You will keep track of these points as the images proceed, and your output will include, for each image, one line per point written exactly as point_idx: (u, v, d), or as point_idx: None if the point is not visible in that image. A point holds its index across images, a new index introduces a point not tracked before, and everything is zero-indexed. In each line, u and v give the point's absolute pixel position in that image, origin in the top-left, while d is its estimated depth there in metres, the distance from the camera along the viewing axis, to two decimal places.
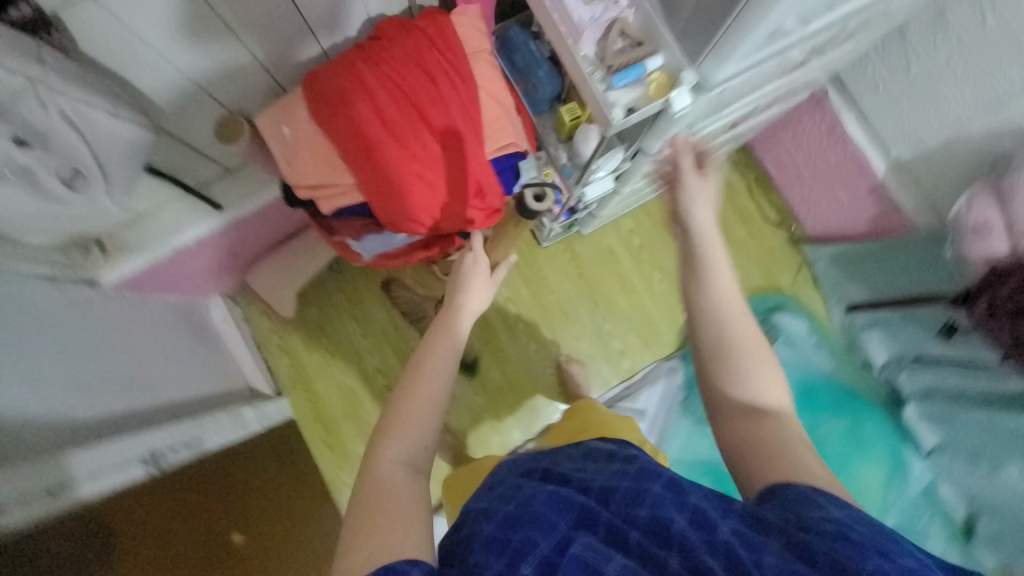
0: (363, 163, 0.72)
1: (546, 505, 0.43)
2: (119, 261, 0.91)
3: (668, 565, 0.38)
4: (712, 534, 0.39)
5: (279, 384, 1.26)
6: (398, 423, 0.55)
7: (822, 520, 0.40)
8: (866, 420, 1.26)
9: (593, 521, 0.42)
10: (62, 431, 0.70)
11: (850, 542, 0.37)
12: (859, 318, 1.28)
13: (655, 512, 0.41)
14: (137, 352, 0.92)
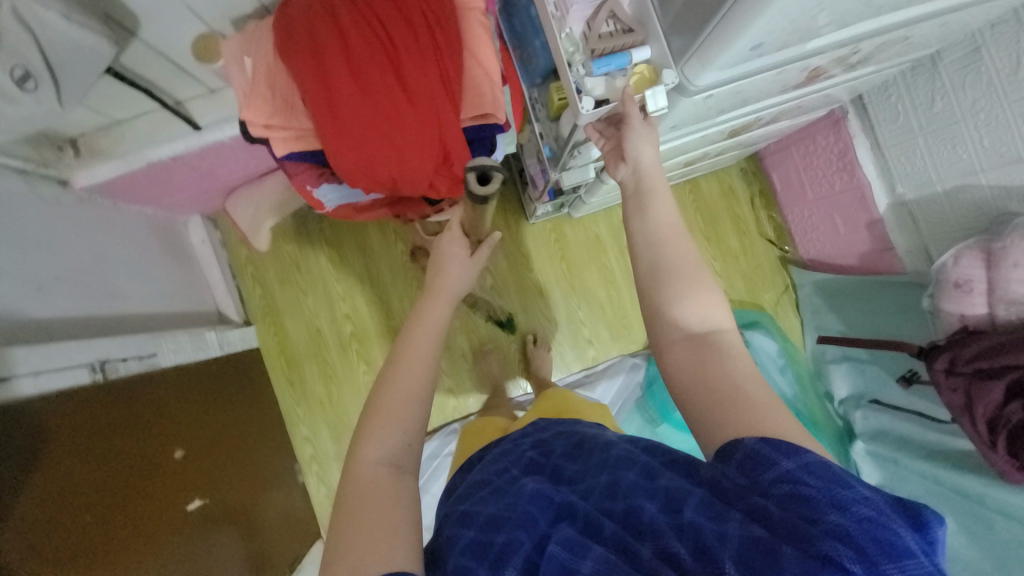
0: (325, 108, 0.69)
1: (533, 505, 0.47)
2: (95, 165, 0.90)
3: (640, 554, 0.39)
4: (679, 517, 0.40)
5: (248, 314, 1.28)
6: (380, 423, 0.53)
7: (778, 483, 0.39)
8: None
9: (570, 517, 0.45)
10: (15, 325, 0.71)
11: (806, 502, 0.37)
12: (831, 350, 1.32)
13: (629, 503, 0.43)
14: (105, 259, 0.92)
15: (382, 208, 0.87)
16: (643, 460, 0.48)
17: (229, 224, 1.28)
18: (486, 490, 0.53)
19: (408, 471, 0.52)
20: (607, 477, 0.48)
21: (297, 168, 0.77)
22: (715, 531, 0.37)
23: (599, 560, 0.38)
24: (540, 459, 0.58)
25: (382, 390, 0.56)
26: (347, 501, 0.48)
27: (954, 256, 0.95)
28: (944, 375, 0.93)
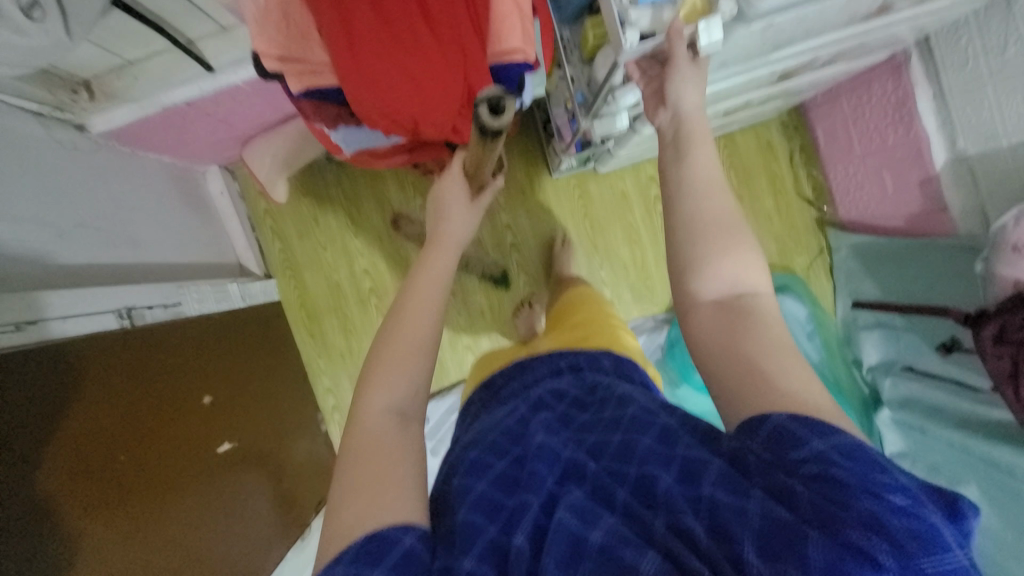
0: (342, 39, 0.64)
1: (540, 462, 0.47)
2: (109, 108, 0.87)
3: (653, 526, 0.39)
4: (696, 489, 0.39)
5: (269, 267, 1.28)
6: (386, 368, 0.52)
7: (803, 462, 0.37)
8: None
9: (578, 477, 0.45)
10: (38, 270, 0.72)
11: (836, 484, 0.35)
12: (863, 316, 1.27)
13: (643, 470, 0.42)
14: (124, 207, 0.92)
15: (403, 154, 0.83)
16: (660, 423, 0.48)
17: (247, 175, 1.27)
18: (495, 437, 0.54)
19: (415, 419, 0.51)
20: (622, 439, 0.47)
21: (315, 108, 0.71)
22: (734, 508, 0.37)
23: (609, 530, 0.38)
24: (548, 402, 0.60)
25: (386, 332, 0.55)
26: (352, 448, 0.47)
27: (1016, 217, 0.89)
28: (991, 344, 0.88)
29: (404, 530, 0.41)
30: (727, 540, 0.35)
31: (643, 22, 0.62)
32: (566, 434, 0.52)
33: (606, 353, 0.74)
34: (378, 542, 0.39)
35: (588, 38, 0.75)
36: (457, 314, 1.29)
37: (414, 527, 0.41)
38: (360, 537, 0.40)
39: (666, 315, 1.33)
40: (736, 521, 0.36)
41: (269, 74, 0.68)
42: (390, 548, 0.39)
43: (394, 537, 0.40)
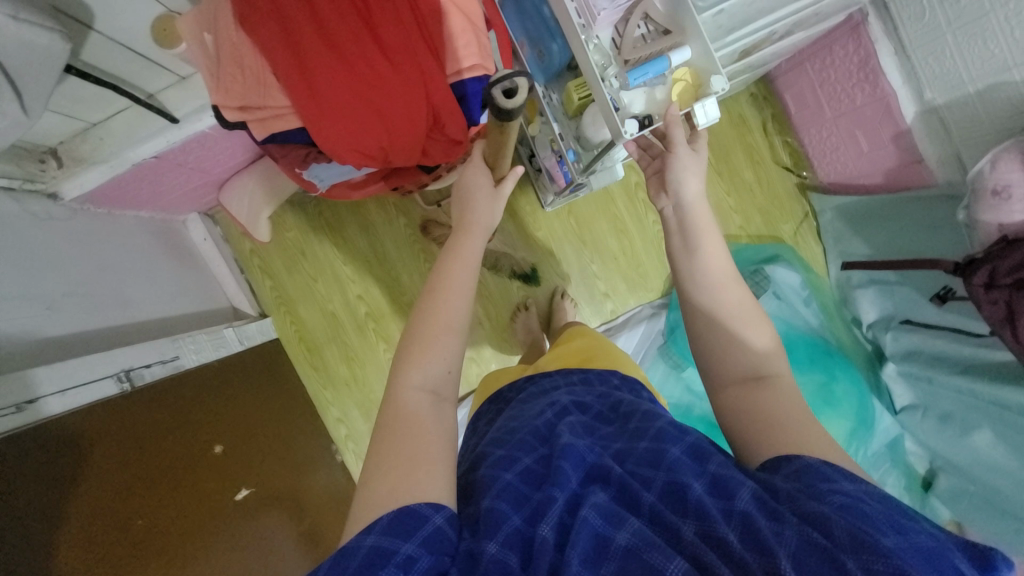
0: (298, 80, 0.64)
1: (567, 461, 0.48)
2: (80, 172, 0.86)
3: (682, 532, 0.41)
4: (731, 504, 0.41)
5: (263, 306, 1.27)
6: (419, 354, 0.59)
7: (832, 492, 0.41)
8: (841, 377, 1.23)
9: (604, 480, 0.47)
10: (28, 345, 0.71)
11: (866, 517, 0.38)
12: (856, 275, 1.27)
13: (672, 476, 0.44)
14: (109, 267, 0.91)
15: (378, 181, 0.83)
16: (688, 438, 0.49)
17: (228, 218, 1.26)
18: (524, 434, 0.57)
19: (446, 398, 0.58)
20: (651, 446, 0.49)
21: (281, 150, 0.72)
22: (772, 531, 0.38)
23: (635, 532, 0.40)
24: (570, 408, 0.62)
25: (413, 332, 0.61)
26: (391, 423, 0.54)
27: (991, 160, 0.89)
28: (983, 290, 0.89)
29: (433, 509, 0.46)
30: (764, 554, 0.37)
31: (636, 102, 0.80)
32: (590, 439, 0.54)
33: (615, 373, 0.78)
34: (409, 516, 0.45)
35: (572, 97, 0.90)
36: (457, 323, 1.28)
37: (443, 507, 0.46)
38: (390, 512, 0.45)
39: (664, 300, 1.34)
40: (772, 538, 0.38)
41: (232, 124, 0.67)
42: (420, 525, 0.44)
43: (424, 514, 0.45)
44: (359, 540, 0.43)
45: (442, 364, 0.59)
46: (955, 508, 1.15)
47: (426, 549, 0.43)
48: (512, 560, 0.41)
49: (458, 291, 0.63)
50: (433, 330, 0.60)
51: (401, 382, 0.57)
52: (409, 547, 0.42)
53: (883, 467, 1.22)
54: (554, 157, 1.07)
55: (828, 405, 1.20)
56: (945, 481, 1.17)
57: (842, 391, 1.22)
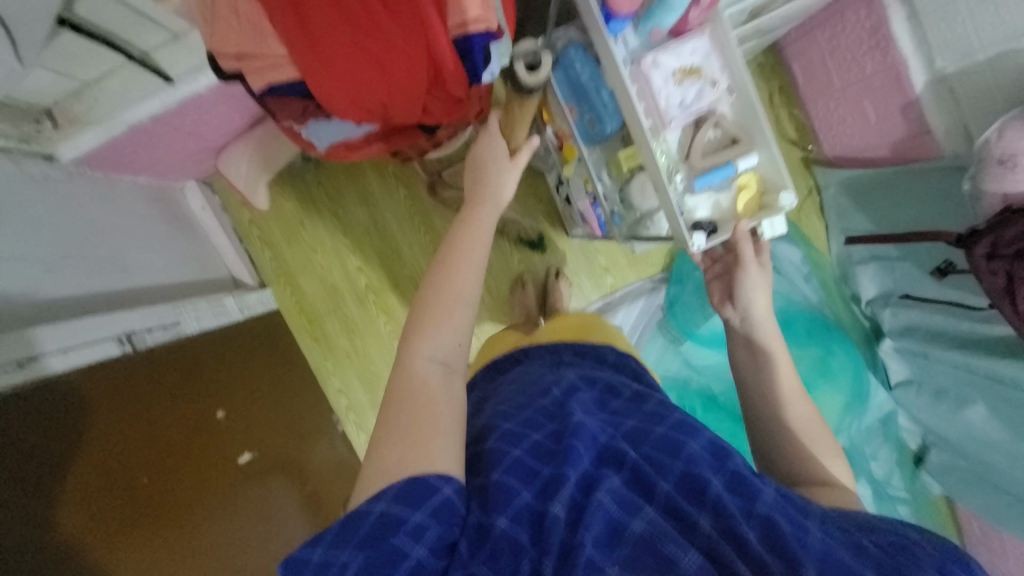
0: (297, 31, 0.63)
1: (578, 439, 0.53)
2: (74, 133, 0.85)
3: (698, 523, 0.46)
4: (751, 505, 0.47)
5: (262, 276, 1.26)
6: (432, 322, 0.61)
7: (883, 531, 0.49)
8: (838, 351, 1.23)
9: (615, 463, 0.51)
10: (24, 306, 0.70)
11: (908, 554, 0.46)
12: (858, 251, 1.24)
13: (690, 469, 0.50)
14: (107, 231, 0.91)
15: (379, 142, 0.82)
16: (704, 433, 0.55)
17: (226, 187, 1.24)
18: (531, 412, 0.59)
19: (456, 370, 0.60)
20: (668, 433, 0.54)
21: (282, 101, 0.70)
22: (796, 538, 0.44)
23: (649, 522, 0.46)
24: (581, 387, 0.65)
25: (427, 297, 0.63)
26: (401, 393, 0.56)
27: (998, 130, 0.88)
28: (984, 261, 0.89)
29: (444, 479, 0.49)
30: (783, 557, 0.43)
31: (701, 206, 0.91)
32: (600, 416, 0.59)
33: (607, 346, 0.82)
34: (420, 487, 0.48)
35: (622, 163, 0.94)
36: None
37: (452, 479, 0.50)
38: (403, 480, 0.48)
39: (664, 275, 1.34)
40: (799, 547, 0.44)
41: (228, 74, 0.67)
42: (431, 494, 0.47)
43: (435, 485, 0.48)
44: (370, 506, 0.47)
45: (453, 337, 0.61)
46: (942, 481, 1.19)
47: (437, 518, 0.46)
48: (521, 535, 0.46)
49: (470, 262, 0.65)
50: (444, 294, 0.62)
51: (409, 352, 0.59)
52: (419, 516, 0.46)
53: (875, 441, 1.25)
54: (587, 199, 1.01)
55: (823, 378, 1.21)
56: (936, 457, 1.21)
57: (839, 365, 1.22)
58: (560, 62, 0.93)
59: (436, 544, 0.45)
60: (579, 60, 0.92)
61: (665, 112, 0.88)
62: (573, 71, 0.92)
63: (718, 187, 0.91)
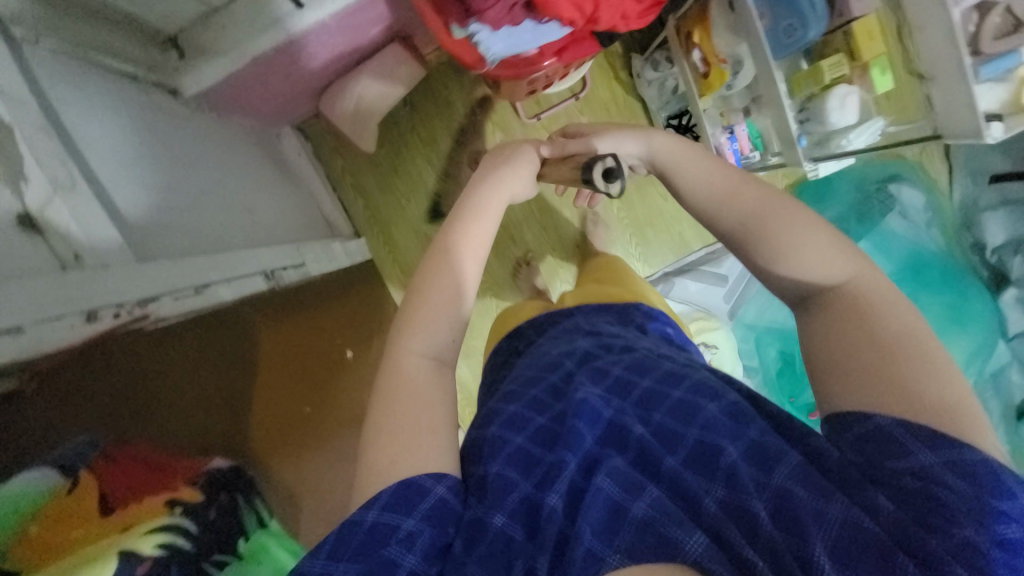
0: None
1: (581, 420, 0.52)
2: (200, 65, 0.82)
3: (702, 503, 0.44)
4: (767, 477, 0.45)
5: (356, 226, 1.24)
6: (414, 319, 0.61)
7: (904, 473, 0.44)
8: (968, 297, 1.12)
9: (620, 445, 0.50)
10: (185, 235, 0.69)
11: (939, 502, 0.42)
12: (987, 195, 1.14)
13: (702, 439, 0.48)
14: (227, 170, 0.89)
15: (551, 59, 0.75)
16: (726, 399, 0.53)
17: (320, 132, 1.21)
18: (538, 393, 0.60)
19: (449, 365, 0.60)
20: (684, 397, 0.53)
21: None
22: (813, 509, 0.42)
23: (651, 504, 0.43)
24: (595, 353, 0.65)
25: (409, 302, 0.62)
26: (389, 384, 0.56)
27: None
28: None
29: (435, 480, 0.49)
30: (797, 535, 0.41)
31: (987, 98, 0.82)
32: (603, 388, 0.57)
33: (637, 309, 0.83)
34: (410, 491, 0.47)
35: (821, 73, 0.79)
36: (549, 247, 1.24)
37: (446, 478, 0.50)
38: (391, 487, 0.48)
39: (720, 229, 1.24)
40: (811, 519, 0.41)
41: None
42: (423, 499, 0.47)
43: (427, 487, 0.48)
44: (362, 515, 0.46)
45: (446, 333, 0.61)
46: None
47: (429, 523, 0.46)
48: (516, 531, 0.45)
49: (468, 257, 0.65)
50: (443, 290, 0.62)
51: (401, 348, 0.59)
52: (411, 523, 0.46)
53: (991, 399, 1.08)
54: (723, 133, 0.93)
55: (953, 324, 1.11)
56: None
57: (972, 312, 1.11)
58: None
59: (428, 550, 0.45)
60: None
61: None
62: None
63: (996, 80, 0.83)
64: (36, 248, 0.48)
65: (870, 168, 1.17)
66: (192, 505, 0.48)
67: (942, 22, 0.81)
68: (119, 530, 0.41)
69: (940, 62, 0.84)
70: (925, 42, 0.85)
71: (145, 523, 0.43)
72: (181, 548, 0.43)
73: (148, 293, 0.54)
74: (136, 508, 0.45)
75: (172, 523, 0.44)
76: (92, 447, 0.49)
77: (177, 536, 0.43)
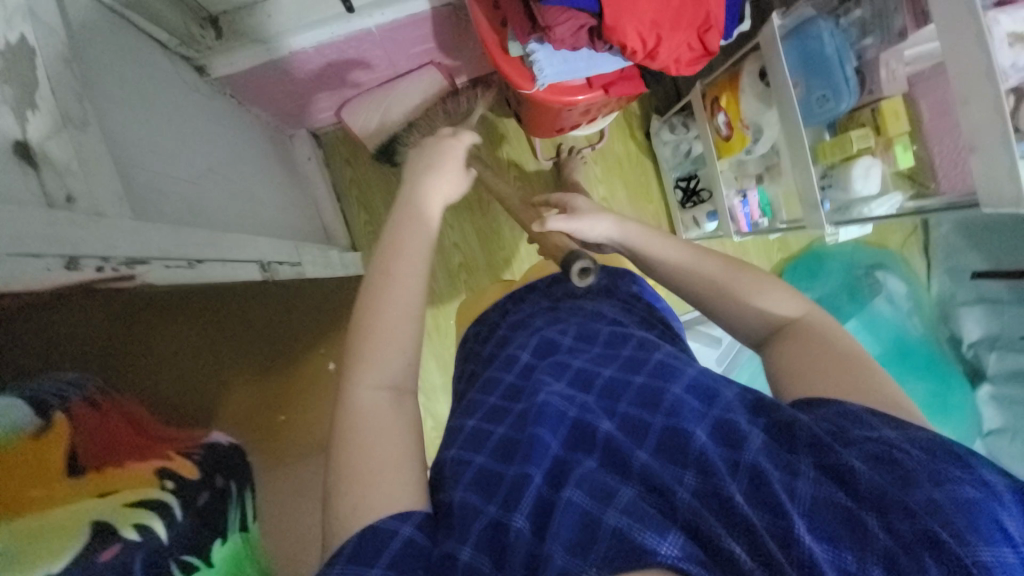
0: None
1: (542, 425, 0.42)
2: (235, 48, 0.81)
3: (677, 496, 0.35)
4: (738, 454, 0.38)
5: (354, 239, 1.20)
6: (363, 350, 0.49)
7: (866, 440, 0.39)
8: (950, 388, 1.17)
9: (588, 446, 0.40)
10: (183, 206, 0.63)
11: (906, 470, 0.37)
12: (963, 292, 1.21)
13: (672, 423, 0.40)
14: (237, 156, 0.85)
15: (600, 92, 0.81)
16: (689, 373, 0.45)
17: (335, 141, 1.20)
18: (497, 399, 0.49)
19: (409, 392, 0.49)
20: (648, 383, 0.44)
21: (564, 13, 0.69)
22: (784, 485, 0.36)
23: (625, 510, 0.34)
24: (552, 340, 0.53)
25: (352, 331, 0.51)
26: (338, 431, 0.45)
27: None
28: None
29: (400, 520, 0.40)
30: (776, 515, 0.34)
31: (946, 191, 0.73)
32: (565, 385, 0.47)
33: (603, 267, 0.68)
34: (373, 539, 0.38)
35: (848, 145, 0.76)
36: None
37: (412, 514, 0.40)
38: (355, 534, 0.39)
39: None
40: (787, 499, 0.35)
41: None
42: (388, 541, 0.38)
43: (390, 528, 0.39)
44: (323, 574, 0.37)
45: (402, 356, 0.50)
46: None
47: (396, 570, 0.37)
48: (485, 564, 0.35)
49: (406, 275, 0.53)
50: (389, 313, 0.51)
51: (349, 382, 0.48)
52: (375, 574, 0.36)
53: None
54: (736, 195, 0.97)
55: (938, 412, 1.14)
56: None
57: (954, 402, 1.16)
58: (796, 34, 0.78)
59: None
60: (828, 31, 0.76)
61: (1008, 70, 0.57)
62: (817, 41, 0.76)
63: None
64: (25, 177, 0.42)
65: (859, 254, 1.24)
66: (185, 481, 0.41)
67: (983, 100, 0.57)
68: (96, 491, 0.34)
69: (977, 136, 0.59)
70: (961, 118, 0.60)
71: (129, 493, 0.36)
72: (154, 538, 0.36)
73: (139, 254, 0.48)
74: (112, 472, 0.36)
75: (160, 501, 0.38)
76: (109, 376, 0.42)
77: (158, 521, 0.36)
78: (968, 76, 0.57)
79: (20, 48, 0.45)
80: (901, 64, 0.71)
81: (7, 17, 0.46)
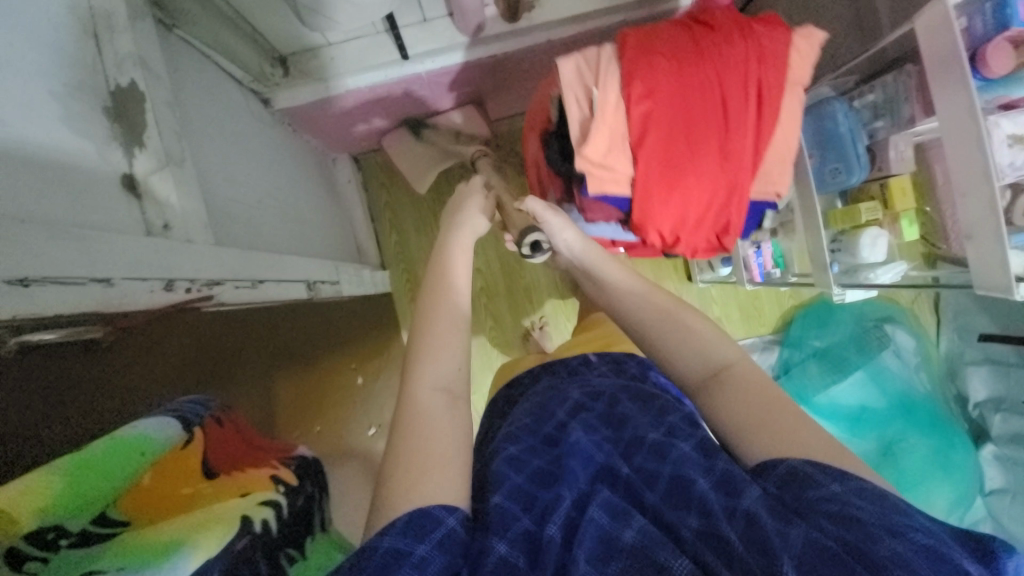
0: (651, 159, 0.71)
1: (574, 460, 0.48)
2: (298, 84, 0.89)
3: (682, 535, 0.40)
4: (735, 501, 0.40)
5: (384, 258, 1.26)
6: (426, 350, 0.53)
7: (822, 500, 0.40)
8: (956, 447, 1.17)
9: (612, 481, 0.46)
10: (247, 228, 0.70)
11: (860, 523, 0.37)
12: (971, 351, 1.24)
13: (679, 471, 0.44)
14: (290, 179, 0.92)
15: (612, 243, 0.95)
16: (699, 436, 0.49)
17: (373, 166, 1.27)
18: (534, 438, 0.54)
19: (462, 398, 0.52)
20: (660, 439, 0.48)
21: (599, 206, 0.78)
22: (777, 530, 0.37)
23: (642, 531, 0.40)
24: (585, 404, 0.59)
25: (418, 330, 0.55)
26: (400, 422, 0.48)
27: None
28: None
29: (447, 510, 0.42)
30: (765, 553, 0.36)
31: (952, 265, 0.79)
32: (604, 434, 0.53)
33: (633, 359, 0.73)
34: (422, 519, 0.40)
35: (858, 215, 0.81)
36: (562, 317, 1.31)
37: (458, 509, 0.42)
38: (408, 511, 0.41)
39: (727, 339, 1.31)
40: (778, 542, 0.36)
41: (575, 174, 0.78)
42: (434, 527, 0.40)
43: (439, 516, 0.41)
44: (376, 540, 0.39)
45: (455, 361, 0.53)
46: None
47: (441, 551, 0.39)
48: (519, 558, 0.39)
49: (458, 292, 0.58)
50: (442, 319, 0.55)
51: (410, 379, 0.51)
52: (424, 549, 0.38)
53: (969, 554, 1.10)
54: (751, 246, 1.01)
55: (939, 471, 1.15)
56: None
57: (958, 462, 1.16)
58: (815, 111, 0.85)
59: None
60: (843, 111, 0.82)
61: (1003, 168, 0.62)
62: (833, 122, 0.82)
63: None
64: (129, 207, 0.49)
65: (868, 308, 1.27)
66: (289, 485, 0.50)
67: (981, 192, 0.61)
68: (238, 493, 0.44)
69: (974, 222, 0.64)
70: (961, 207, 0.65)
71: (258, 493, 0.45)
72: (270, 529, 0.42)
73: (215, 276, 0.54)
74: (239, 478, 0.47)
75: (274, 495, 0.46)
76: (205, 408, 0.52)
77: (273, 513, 0.43)
78: (969, 169, 0.62)
79: (129, 92, 0.53)
80: (909, 143, 0.77)
81: (123, 65, 0.53)
